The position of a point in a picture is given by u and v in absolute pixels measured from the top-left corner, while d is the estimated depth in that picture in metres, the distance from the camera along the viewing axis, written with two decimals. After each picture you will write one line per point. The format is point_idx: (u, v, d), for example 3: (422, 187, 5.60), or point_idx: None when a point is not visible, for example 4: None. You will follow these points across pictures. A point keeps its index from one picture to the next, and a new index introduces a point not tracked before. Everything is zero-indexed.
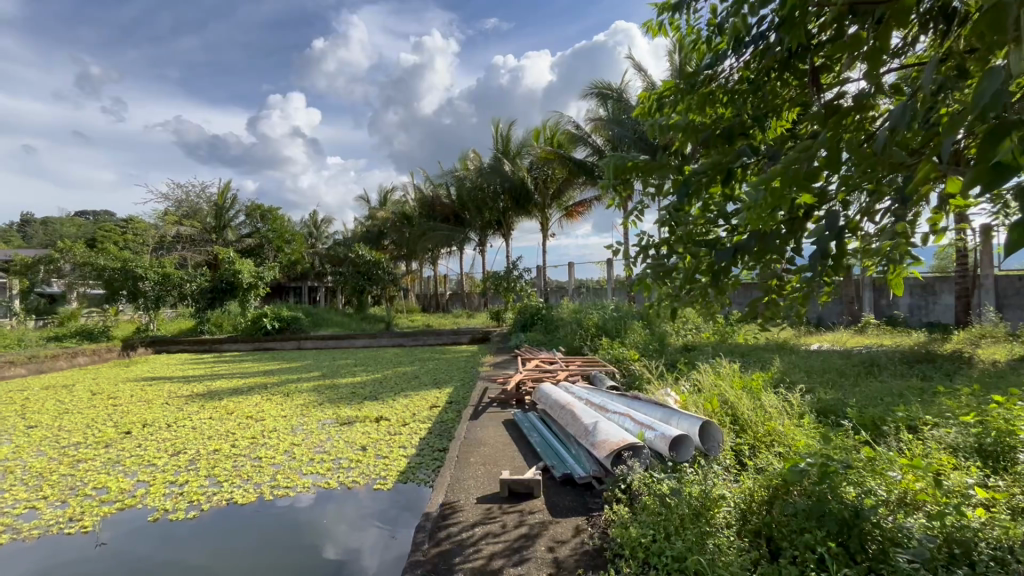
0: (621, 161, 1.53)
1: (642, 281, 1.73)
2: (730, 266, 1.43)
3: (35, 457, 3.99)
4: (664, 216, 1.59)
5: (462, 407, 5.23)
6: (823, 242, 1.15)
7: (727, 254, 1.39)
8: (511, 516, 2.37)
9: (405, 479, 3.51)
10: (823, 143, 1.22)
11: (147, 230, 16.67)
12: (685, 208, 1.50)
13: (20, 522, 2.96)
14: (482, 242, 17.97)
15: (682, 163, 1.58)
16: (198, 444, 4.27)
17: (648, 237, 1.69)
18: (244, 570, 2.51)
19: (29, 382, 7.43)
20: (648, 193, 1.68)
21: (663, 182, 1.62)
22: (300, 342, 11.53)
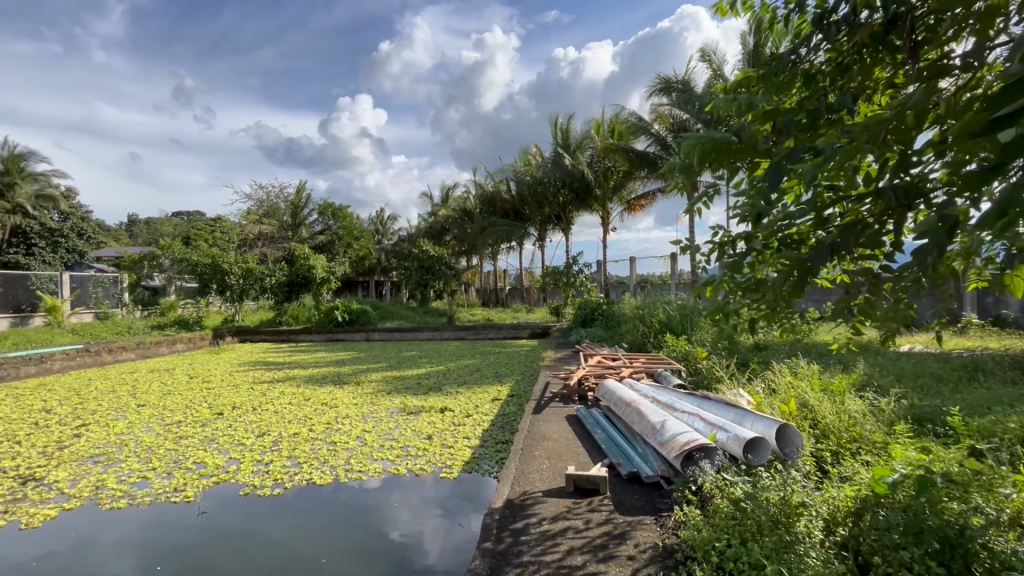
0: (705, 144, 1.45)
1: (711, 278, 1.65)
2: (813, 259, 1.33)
3: (145, 432, 4.48)
4: (741, 205, 1.52)
5: (524, 401, 5.27)
6: (936, 234, 1.05)
7: (821, 251, 1.27)
8: (581, 515, 2.35)
9: (471, 469, 3.60)
10: (921, 105, 1.15)
11: (232, 229, 18.10)
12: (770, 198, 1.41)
13: (135, 490, 3.33)
14: (541, 237, 18.01)
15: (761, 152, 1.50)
16: (280, 427, 4.59)
17: (722, 230, 1.60)
18: (319, 547, 2.67)
19: (138, 365, 8.31)
20: (721, 178, 1.62)
21: (739, 168, 1.56)
22: (368, 334, 12.09)
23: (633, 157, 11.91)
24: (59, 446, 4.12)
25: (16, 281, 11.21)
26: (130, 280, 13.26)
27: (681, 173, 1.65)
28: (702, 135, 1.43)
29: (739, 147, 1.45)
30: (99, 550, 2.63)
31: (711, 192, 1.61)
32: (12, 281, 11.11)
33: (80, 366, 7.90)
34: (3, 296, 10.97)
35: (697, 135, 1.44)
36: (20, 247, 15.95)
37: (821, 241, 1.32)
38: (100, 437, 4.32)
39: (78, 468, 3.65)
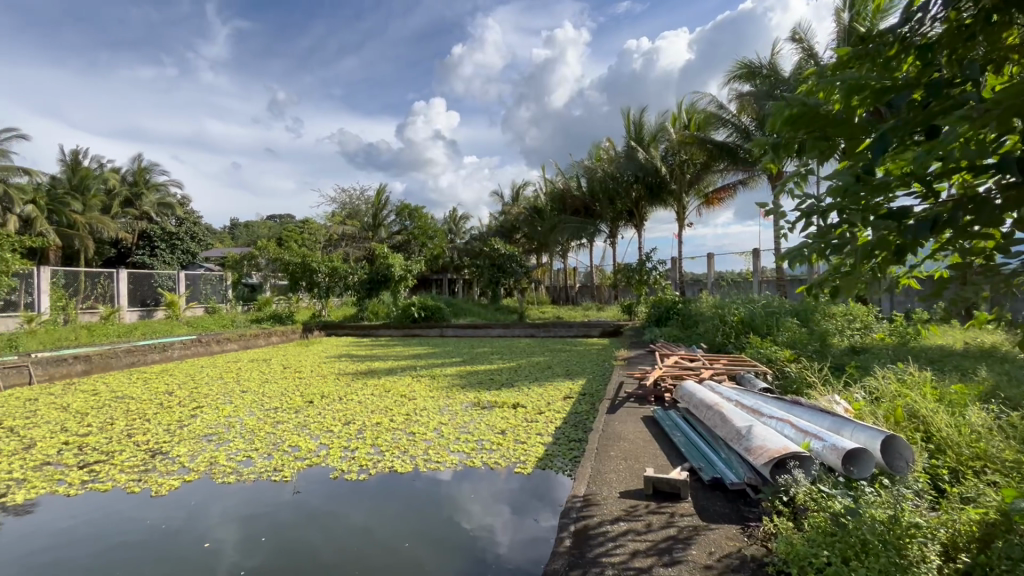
0: (802, 115, 1.39)
1: (795, 250, 1.48)
2: (916, 241, 1.20)
3: (249, 416, 4.94)
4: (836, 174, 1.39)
5: (597, 400, 5.20)
6: None
7: (922, 226, 1.15)
8: (646, 517, 2.29)
9: (544, 465, 3.62)
10: None
11: (319, 231, 19.39)
12: (874, 172, 1.28)
13: (242, 467, 3.68)
14: (613, 234, 17.67)
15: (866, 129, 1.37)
16: (364, 416, 4.88)
17: (812, 200, 1.43)
18: (396, 532, 2.80)
19: (241, 355, 9.17)
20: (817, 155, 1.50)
21: (837, 144, 1.45)
22: (443, 329, 12.49)
23: (711, 148, 11.32)
24: (180, 425, 4.64)
25: (143, 279, 12.77)
26: (233, 278, 14.63)
27: (772, 148, 1.54)
28: (793, 102, 1.40)
29: (839, 120, 1.35)
30: (208, 519, 2.94)
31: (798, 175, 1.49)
32: (140, 279, 12.67)
33: (194, 354, 8.86)
34: (133, 292, 12.54)
35: (787, 101, 1.41)
36: (146, 249, 18.13)
37: (927, 216, 1.20)
38: (212, 419, 4.82)
39: (195, 445, 4.10)
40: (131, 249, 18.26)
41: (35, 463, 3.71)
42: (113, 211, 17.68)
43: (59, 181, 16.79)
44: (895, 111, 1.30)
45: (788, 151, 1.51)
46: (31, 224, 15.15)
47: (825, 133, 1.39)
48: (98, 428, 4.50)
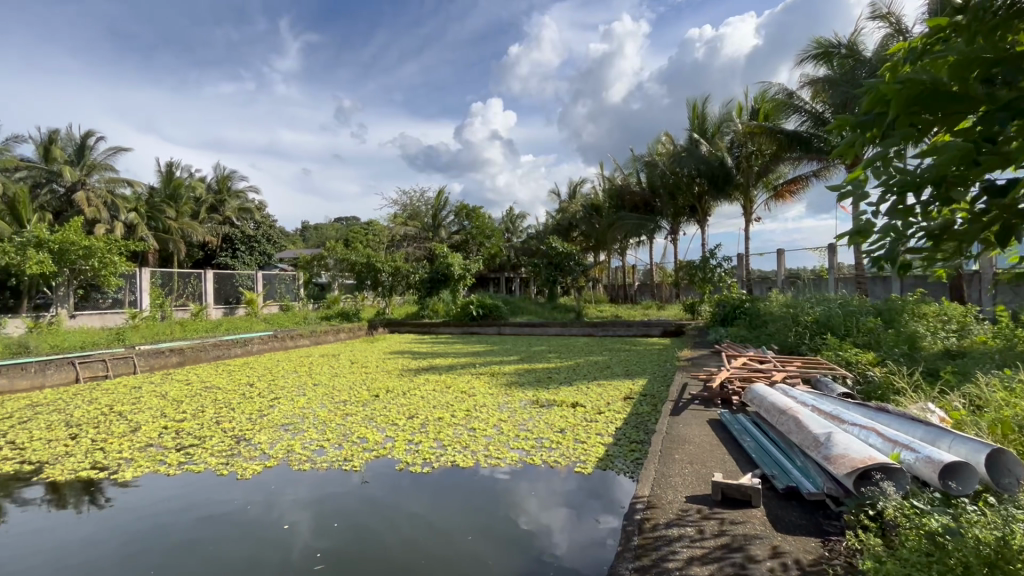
0: (916, 97, 1.23)
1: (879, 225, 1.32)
2: None
3: (320, 408, 5.23)
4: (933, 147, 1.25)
5: (658, 401, 5.06)
6: None
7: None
8: (701, 523, 2.22)
9: (604, 466, 3.57)
10: None
11: (382, 232, 20.16)
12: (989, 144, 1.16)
13: (316, 456, 3.90)
14: (674, 231, 17.11)
15: (976, 102, 1.23)
16: (427, 411, 5.02)
17: (905, 176, 1.28)
18: (456, 527, 2.85)
19: (312, 350, 9.73)
20: (916, 131, 1.34)
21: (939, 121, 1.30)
22: (500, 327, 12.63)
23: (782, 138, 10.69)
24: (261, 414, 4.99)
25: (225, 279, 13.85)
26: (304, 278, 15.51)
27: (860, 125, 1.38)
28: (907, 81, 1.23)
29: (956, 96, 1.23)
30: (282, 504, 3.14)
31: (882, 157, 1.30)
32: (223, 279, 13.75)
33: (270, 349, 9.49)
34: (217, 291, 13.64)
35: (899, 80, 1.24)
36: (228, 251, 19.63)
37: None
38: (289, 410, 5.15)
39: (274, 433, 4.40)
40: (215, 251, 19.82)
41: (140, 444, 4.12)
42: (201, 216, 19.30)
43: (155, 189, 18.54)
44: (1015, 83, 1.17)
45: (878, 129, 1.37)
46: (134, 230, 16.86)
47: (936, 112, 1.27)
48: (191, 415, 4.93)
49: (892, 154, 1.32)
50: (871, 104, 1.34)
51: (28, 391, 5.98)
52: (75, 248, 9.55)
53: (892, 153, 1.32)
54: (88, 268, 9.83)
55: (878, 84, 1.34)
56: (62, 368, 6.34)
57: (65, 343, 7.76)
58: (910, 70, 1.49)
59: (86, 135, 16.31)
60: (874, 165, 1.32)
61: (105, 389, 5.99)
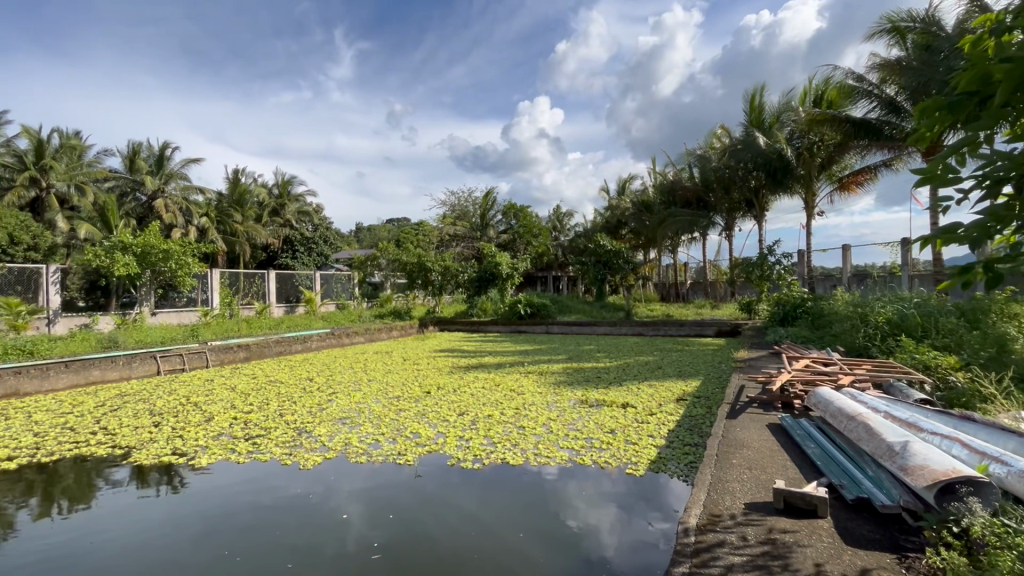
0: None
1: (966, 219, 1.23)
2: None
3: (375, 403, 5.42)
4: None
5: (713, 404, 4.88)
6: None
7: None
8: (738, 530, 2.16)
9: (656, 468, 3.49)
10: None
11: (432, 232, 20.59)
12: None
13: (371, 449, 4.05)
14: (729, 227, 16.48)
15: None
16: (477, 409, 5.09)
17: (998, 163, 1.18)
18: (503, 524, 2.88)
19: (367, 347, 10.08)
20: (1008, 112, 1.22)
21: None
22: (548, 326, 12.60)
23: (849, 128, 10.03)
24: (320, 408, 5.23)
25: (286, 279, 14.60)
26: (358, 277, 16.09)
27: (942, 106, 1.28)
28: (1016, 60, 1.12)
29: None
30: (339, 494, 3.28)
31: (971, 142, 1.19)
32: (284, 279, 14.50)
33: (328, 346, 9.92)
34: (279, 290, 14.41)
35: (1006, 60, 1.13)
36: (289, 252, 20.71)
37: None
38: (346, 404, 5.36)
39: (333, 427, 4.60)
40: (277, 253, 20.94)
41: (213, 433, 4.42)
42: (264, 220, 20.43)
43: (224, 195, 19.81)
44: None
45: (964, 112, 1.26)
46: (205, 233, 18.10)
47: None
48: (258, 407, 5.24)
49: (982, 139, 1.22)
50: (966, 83, 1.23)
51: (118, 381, 6.55)
52: (155, 250, 10.40)
53: (982, 136, 1.21)
54: (167, 269, 10.66)
55: (976, 62, 1.23)
56: (145, 362, 6.90)
57: (148, 337, 8.46)
58: (998, 43, 1.36)
59: (164, 146, 17.65)
60: (959, 152, 1.22)
61: (182, 381, 6.46)
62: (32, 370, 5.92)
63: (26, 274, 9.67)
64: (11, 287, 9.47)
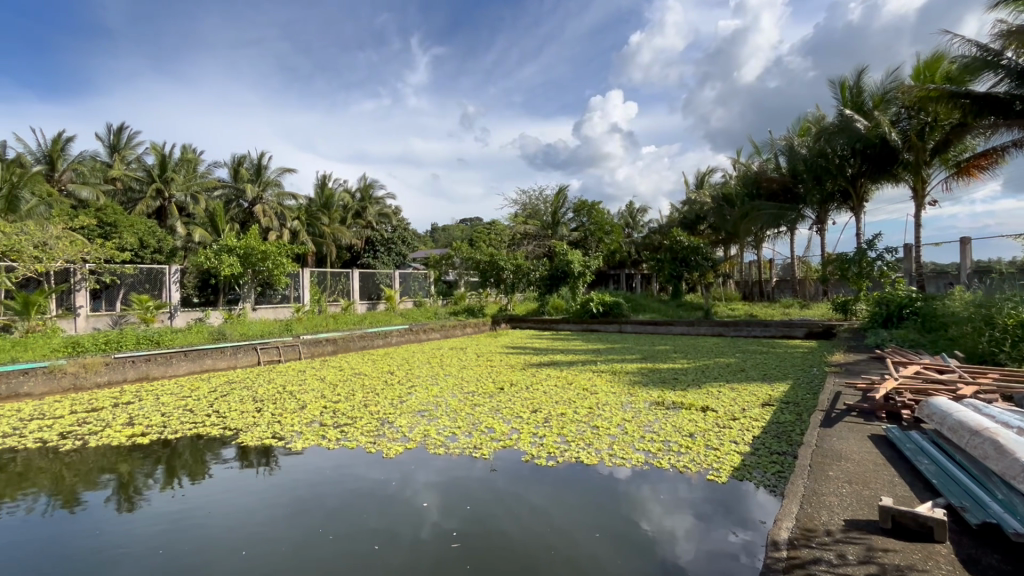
0: None
1: None
2: None
3: (452, 397, 5.60)
4: None
5: (804, 410, 4.54)
6: None
7: None
8: (832, 547, 2.01)
9: (740, 476, 3.31)
10: None
11: (503, 231, 20.88)
12: None
13: (449, 442, 4.18)
14: (821, 220, 15.22)
15: None
16: (550, 406, 5.09)
17: None
18: (575, 523, 2.86)
19: (442, 343, 10.41)
20: None
21: None
22: (622, 325, 12.30)
23: (969, 103, 8.94)
24: (400, 400, 5.49)
25: (368, 277, 15.45)
26: (434, 276, 16.65)
27: None
28: None
29: None
30: (415, 483, 3.43)
31: None
32: (366, 277, 15.37)
33: (406, 341, 10.38)
34: (362, 288, 15.27)
35: None
36: (370, 252, 21.92)
37: None
38: (424, 397, 5.60)
39: (412, 418, 4.82)
40: (360, 253, 22.22)
41: (307, 420, 4.79)
42: (348, 222, 21.73)
43: (314, 199, 21.31)
44: None
45: None
46: (297, 235, 19.60)
47: None
48: (345, 397, 5.61)
49: None
50: None
51: (226, 370, 7.27)
52: (256, 251, 11.44)
53: None
54: (265, 269, 11.68)
55: None
56: (248, 353, 7.61)
57: (250, 331, 9.30)
58: None
59: (263, 156, 19.32)
60: None
61: (279, 371, 7.05)
62: (158, 358, 6.73)
63: (153, 273, 10.98)
64: (141, 285, 10.81)
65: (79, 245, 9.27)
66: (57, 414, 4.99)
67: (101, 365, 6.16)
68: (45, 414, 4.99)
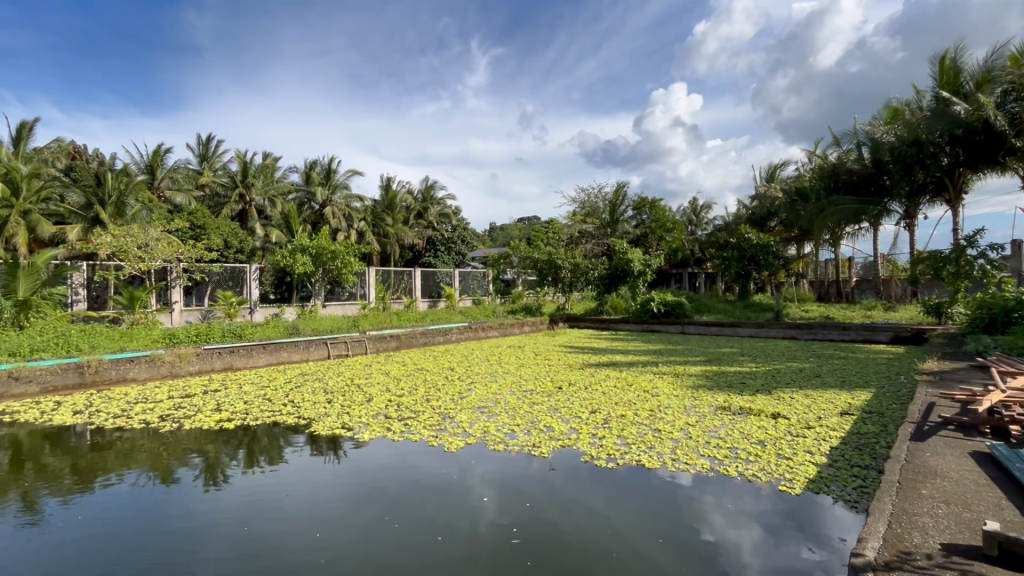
0: None
1: None
2: None
3: (510, 394, 5.64)
4: None
5: (889, 422, 4.18)
6: None
7: None
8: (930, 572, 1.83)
9: (816, 489, 3.10)
10: None
11: (561, 229, 20.77)
12: None
13: (508, 439, 4.22)
14: (910, 214, 13.90)
15: None
16: (609, 407, 5.01)
17: None
18: (635, 528, 2.79)
19: (500, 341, 10.51)
20: None
21: None
22: (684, 326, 11.85)
23: None
24: (460, 396, 5.60)
25: (429, 276, 15.91)
26: (492, 274, 16.86)
27: None
28: None
29: None
30: (473, 478, 3.49)
31: None
32: (428, 275, 15.84)
33: (466, 338, 10.58)
34: (423, 286, 15.73)
35: None
36: (431, 251, 22.54)
37: None
38: (483, 394, 5.68)
39: (472, 414, 4.90)
40: (421, 252, 22.92)
41: (373, 412, 5.00)
42: (411, 222, 22.44)
43: (379, 200, 22.22)
44: None
45: None
46: (363, 235, 20.50)
47: None
48: (408, 391, 5.80)
49: None
50: None
51: (300, 362, 7.73)
52: (326, 251, 12.07)
53: None
54: (335, 268, 12.31)
55: None
56: (320, 347, 8.05)
57: (321, 326, 9.82)
58: None
59: (333, 161, 20.39)
60: None
61: (348, 365, 7.40)
62: (241, 350, 7.27)
63: (236, 271, 11.87)
64: (226, 282, 11.71)
65: (174, 245, 10.14)
66: (157, 398, 5.52)
67: (192, 355, 6.75)
68: (148, 398, 5.54)
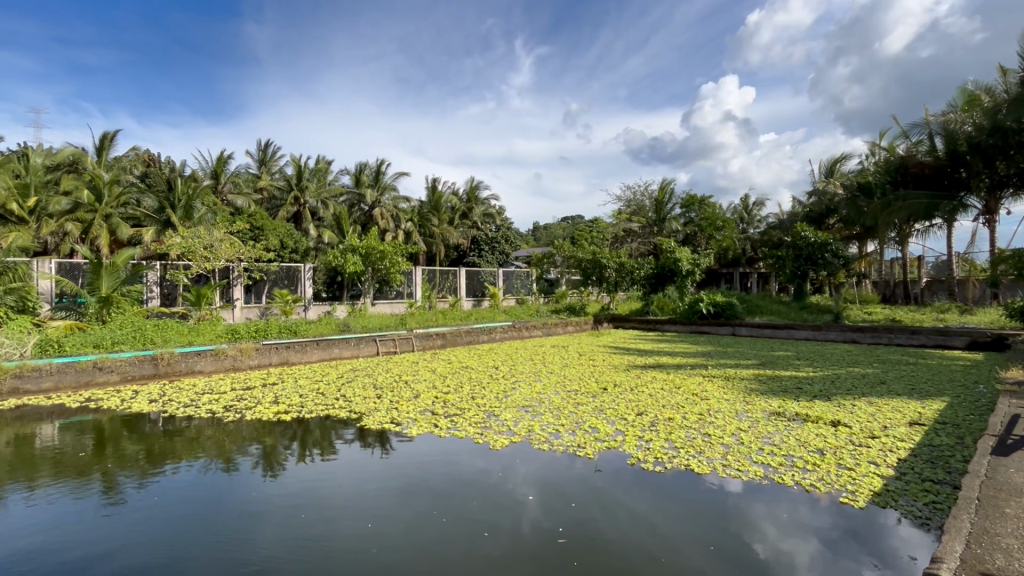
0: None
1: None
2: None
3: (554, 394, 5.63)
4: None
5: (965, 434, 3.87)
6: None
7: None
8: None
9: (882, 503, 2.91)
10: None
11: (606, 228, 20.49)
12: None
13: (553, 438, 4.21)
14: (989, 209, 12.81)
15: None
16: (656, 410, 4.90)
17: None
18: (682, 534, 2.73)
19: (544, 340, 10.50)
20: None
21: None
22: (735, 327, 11.42)
23: None
24: (505, 394, 5.64)
25: (473, 276, 16.09)
26: (536, 274, 16.87)
27: None
28: None
29: None
30: (516, 476, 3.50)
31: None
32: (472, 275, 16.04)
33: (510, 337, 10.63)
34: (468, 286, 15.93)
35: None
36: (476, 251, 22.78)
37: None
38: (528, 393, 5.70)
39: (517, 413, 4.92)
40: (466, 252, 23.21)
41: (420, 408, 5.12)
42: (456, 222, 22.76)
43: (425, 201, 22.68)
44: None
45: None
46: (410, 236, 20.97)
47: None
48: (454, 389, 5.90)
49: None
50: None
51: (350, 358, 8.01)
52: (376, 251, 12.44)
53: None
54: (383, 267, 12.67)
55: None
56: (369, 344, 8.30)
57: (371, 324, 10.13)
58: None
59: (381, 164, 20.99)
60: None
61: (395, 362, 7.61)
62: (297, 345, 7.61)
63: (292, 270, 12.43)
64: (283, 281, 12.29)
65: (236, 246, 10.73)
66: (221, 389, 5.88)
67: (253, 350, 7.13)
68: (213, 389, 5.91)
